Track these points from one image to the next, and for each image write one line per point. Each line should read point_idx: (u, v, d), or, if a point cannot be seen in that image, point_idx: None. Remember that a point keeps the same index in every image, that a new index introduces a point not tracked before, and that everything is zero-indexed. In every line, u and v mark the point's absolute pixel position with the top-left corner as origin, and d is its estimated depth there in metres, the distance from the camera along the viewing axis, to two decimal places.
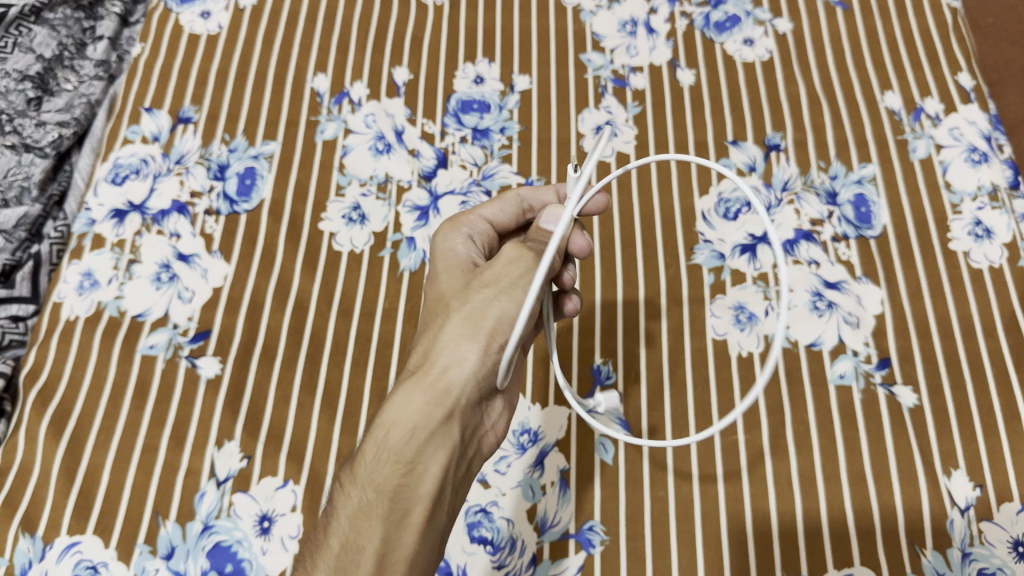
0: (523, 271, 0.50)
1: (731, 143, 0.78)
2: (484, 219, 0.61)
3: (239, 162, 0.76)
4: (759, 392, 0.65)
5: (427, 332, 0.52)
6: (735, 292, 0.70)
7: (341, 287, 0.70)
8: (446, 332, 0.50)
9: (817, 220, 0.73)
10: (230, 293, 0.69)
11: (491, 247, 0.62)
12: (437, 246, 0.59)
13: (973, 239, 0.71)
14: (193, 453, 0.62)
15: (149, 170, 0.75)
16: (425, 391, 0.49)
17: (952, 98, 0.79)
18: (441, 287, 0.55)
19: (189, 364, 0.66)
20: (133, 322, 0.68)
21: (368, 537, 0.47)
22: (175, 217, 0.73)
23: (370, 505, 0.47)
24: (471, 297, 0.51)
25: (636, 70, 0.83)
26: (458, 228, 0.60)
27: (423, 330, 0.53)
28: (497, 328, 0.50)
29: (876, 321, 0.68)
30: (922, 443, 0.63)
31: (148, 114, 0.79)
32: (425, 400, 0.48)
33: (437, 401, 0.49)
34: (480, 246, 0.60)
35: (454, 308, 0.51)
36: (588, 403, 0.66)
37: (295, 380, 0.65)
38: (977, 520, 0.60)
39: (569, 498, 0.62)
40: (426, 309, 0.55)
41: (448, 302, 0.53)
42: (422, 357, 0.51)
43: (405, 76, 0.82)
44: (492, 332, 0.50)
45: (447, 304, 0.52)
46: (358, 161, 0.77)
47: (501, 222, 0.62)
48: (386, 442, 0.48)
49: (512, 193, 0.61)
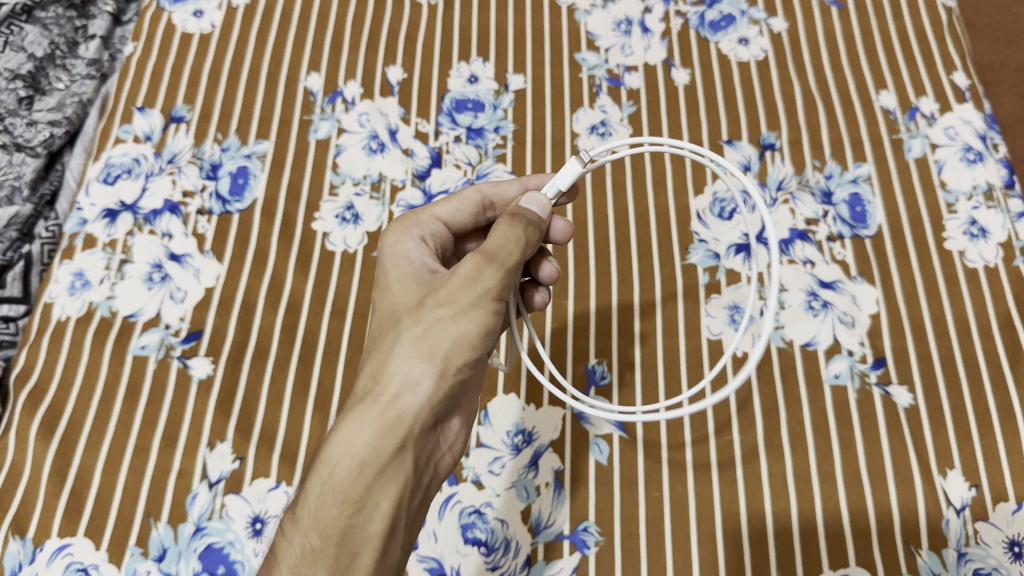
0: (482, 290, 0.46)
1: (726, 142, 0.77)
2: (439, 220, 0.58)
3: (232, 161, 0.75)
4: (754, 392, 0.65)
5: (374, 352, 0.48)
6: (730, 292, 0.70)
7: (334, 287, 0.70)
8: (397, 356, 0.46)
9: (812, 220, 0.73)
10: (222, 294, 0.69)
11: (443, 248, 0.59)
12: (385, 249, 0.56)
13: (968, 238, 0.71)
14: (185, 454, 0.62)
15: (140, 170, 0.75)
16: (373, 424, 0.45)
17: (947, 97, 0.79)
18: (394, 299, 0.51)
19: (181, 365, 0.65)
20: (125, 323, 0.67)
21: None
22: (166, 217, 0.72)
23: (315, 547, 0.44)
24: (425, 317, 0.47)
25: (630, 69, 0.82)
26: (409, 225, 0.57)
27: (370, 349, 0.49)
28: (453, 351, 0.46)
29: (871, 321, 0.68)
30: (918, 442, 0.62)
31: (140, 114, 0.78)
32: (374, 433, 0.45)
33: (388, 432, 0.45)
34: (432, 246, 0.57)
35: (406, 327, 0.47)
36: (583, 404, 0.65)
37: (288, 380, 0.65)
38: (973, 520, 0.60)
39: (563, 499, 0.61)
40: (375, 324, 0.50)
41: (399, 318, 0.49)
42: (370, 381, 0.47)
43: (399, 76, 0.82)
44: (448, 356, 0.46)
45: (398, 321, 0.48)
46: (352, 161, 0.76)
47: (456, 222, 0.59)
48: (332, 480, 0.44)
49: (470, 192, 0.59)
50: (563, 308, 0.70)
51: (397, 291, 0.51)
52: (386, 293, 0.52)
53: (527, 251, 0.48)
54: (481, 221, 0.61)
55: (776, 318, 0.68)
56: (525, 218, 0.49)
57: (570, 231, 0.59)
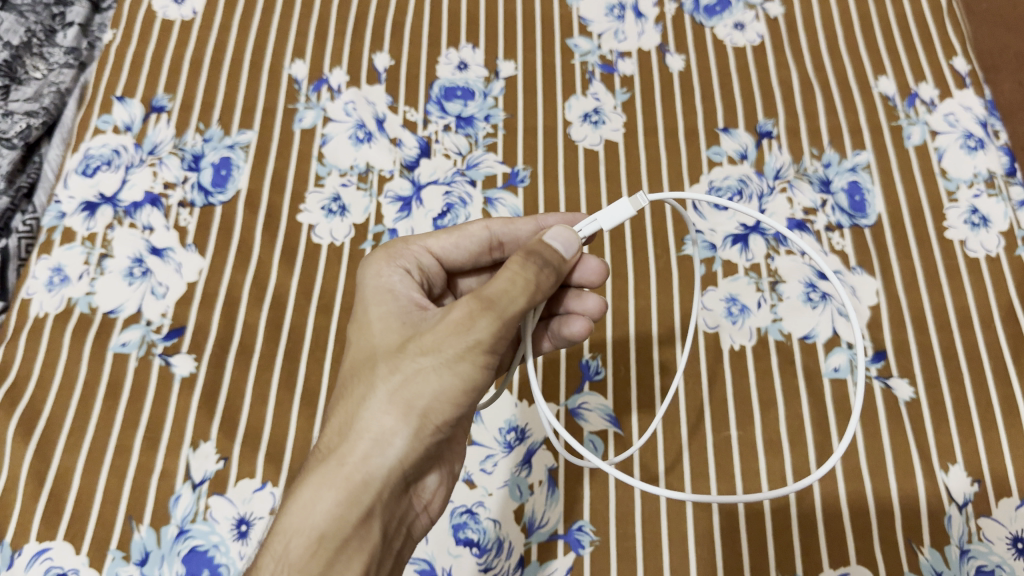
0: (472, 341, 0.43)
1: (722, 130, 0.76)
2: (432, 253, 0.55)
3: (214, 152, 0.73)
4: (751, 386, 0.64)
5: (345, 401, 0.46)
6: (727, 284, 0.68)
7: (320, 282, 0.68)
8: (366, 416, 0.45)
9: (811, 209, 0.71)
10: (205, 289, 0.67)
11: (430, 283, 0.55)
12: (365, 279, 0.52)
13: (970, 227, 0.70)
14: (168, 455, 0.60)
15: (120, 161, 0.73)
16: (337, 491, 0.44)
17: (947, 83, 0.77)
18: (373, 339, 0.48)
19: (163, 362, 0.63)
20: (105, 320, 0.65)
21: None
22: (147, 210, 0.70)
23: None
24: (403, 366, 0.45)
25: (624, 55, 0.81)
26: (396, 257, 0.53)
27: (339, 400, 0.47)
28: (430, 409, 0.44)
29: (871, 313, 0.66)
30: (919, 437, 0.61)
31: (119, 103, 0.76)
32: (338, 501, 0.44)
33: (352, 499, 0.44)
34: (417, 279, 0.53)
35: (381, 377, 0.45)
36: (577, 399, 0.64)
37: (273, 378, 0.63)
38: (975, 516, 0.58)
39: (558, 497, 0.60)
40: (349, 365, 0.48)
41: (376, 362, 0.46)
42: (336, 437, 0.46)
43: (386, 62, 0.80)
44: (424, 416, 0.44)
45: (374, 365, 0.46)
46: (338, 151, 0.74)
47: (450, 259, 0.56)
48: (288, 554, 0.43)
49: (477, 226, 0.55)
50: None
51: (376, 329, 0.48)
52: (364, 330, 0.49)
53: (536, 297, 0.44)
54: (484, 260, 0.57)
55: (774, 310, 0.67)
56: (540, 258, 0.45)
57: (600, 276, 0.55)
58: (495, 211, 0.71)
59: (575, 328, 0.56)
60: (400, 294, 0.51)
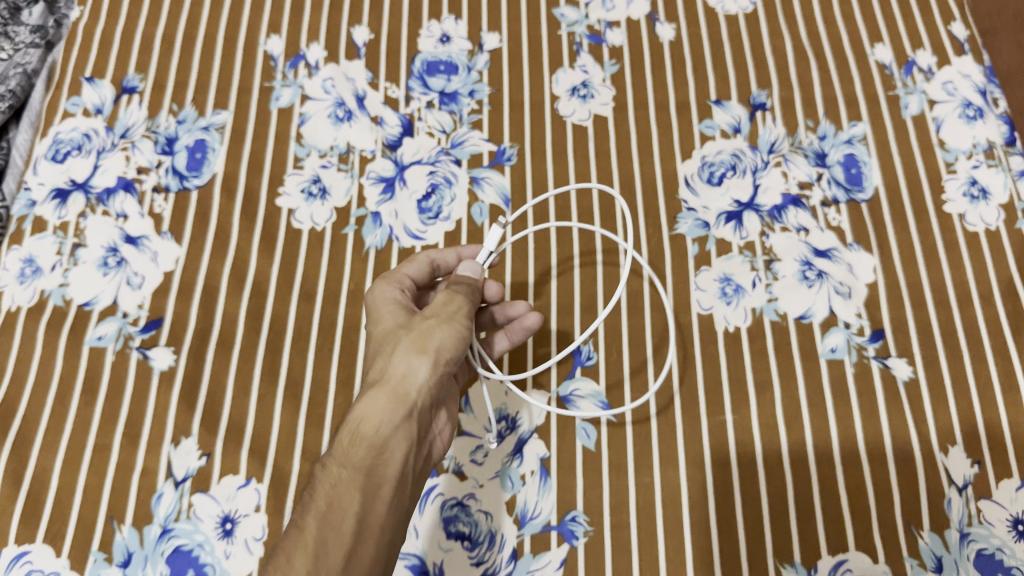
0: (458, 308, 0.54)
1: (714, 102, 0.73)
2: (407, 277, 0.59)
3: (189, 135, 0.71)
4: (747, 368, 0.62)
5: (378, 353, 0.53)
6: (721, 263, 0.66)
7: (301, 268, 0.65)
8: (399, 352, 0.52)
9: (806, 183, 0.69)
10: (182, 278, 0.64)
11: None
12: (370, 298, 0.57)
13: (969, 200, 0.68)
14: (149, 451, 0.59)
15: (91, 146, 0.70)
16: (387, 408, 0.49)
17: (945, 50, 0.75)
18: (380, 325, 0.55)
19: (141, 356, 0.61)
20: (79, 313, 0.63)
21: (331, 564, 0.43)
22: (121, 196, 0.68)
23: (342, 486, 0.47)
24: (418, 324, 0.53)
25: (612, 25, 0.78)
26: (384, 283, 0.58)
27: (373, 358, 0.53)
28: (444, 347, 0.52)
29: (869, 290, 0.65)
30: (917, 418, 0.60)
31: (89, 84, 0.73)
32: (388, 419, 0.49)
33: (399, 402, 0.50)
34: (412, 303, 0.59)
35: (404, 334, 0.53)
36: (569, 386, 0.62)
37: (254, 370, 0.61)
38: (975, 498, 0.58)
39: (550, 487, 0.58)
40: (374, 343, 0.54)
41: (395, 332, 0.53)
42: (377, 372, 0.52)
43: (365, 36, 0.77)
44: (439, 349, 0.52)
45: (396, 333, 0.53)
46: (317, 131, 0.71)
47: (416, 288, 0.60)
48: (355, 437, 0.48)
49: (421, 255, 0.60)
50: (546, 286, 0.66)
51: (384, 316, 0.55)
52: (377, 322, 0.55)
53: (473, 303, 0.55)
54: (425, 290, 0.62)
55: (769, 290, 0.65)
56: (467, 283, 0.55)
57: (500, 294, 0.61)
58: (482, 191, 0.69)
59: (532, 327, 0.62)
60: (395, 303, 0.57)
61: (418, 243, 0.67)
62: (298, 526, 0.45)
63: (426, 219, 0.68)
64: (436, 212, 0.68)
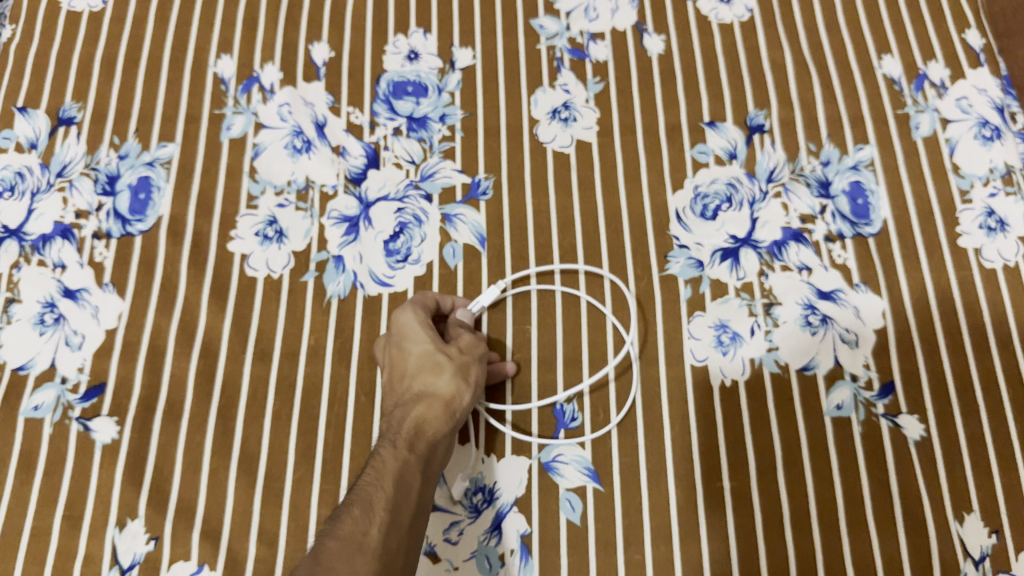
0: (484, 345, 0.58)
1: (708, 124, 0.67)
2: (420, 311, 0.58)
3: (132, 172, 0.64)
4: (744, 428, 0.57)
5: (417, 373, 0.55)
6: (716, 308, 0.61)
7: (257, 323, 0.60)
8: (449, 369, 0.55)
9: (808, 216, 0.63)
10: (125, 337, 0.59)
11: None
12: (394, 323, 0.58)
13: (986, 233, 0.62)
14: (91, 536, 0.53)
15: (25, 186, 0.64)
16: (441, 420, 0.53)
17: (959, 61, 0.69)
18: (412, 339, 0.56)
19: (81, 428, 0.56)
20: (14, 378, 0.58)
21: (400, 532, 0.46)
22: (58, 244, 0.62)
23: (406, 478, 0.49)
24: (453, 352, 0.56)
25: (596, 37, 0.71)
26: (408, 310, 0.57)
27: (410, 370, 0.56)
28: (481, 376, 0.56)
29: (877, 337, 0.59)
30: (930, 483, 0.55)
31: (22, 115, 0.66)
32: (444, 428, 0.53)
33: (448, 419, 0.53)
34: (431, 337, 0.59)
35: (443, 361, 0.56)
36: (551, 451, 0.57)
37: (206, 441, 0.56)
38: (993, 573, 0.53)
39: (532, 568, 0.54)
40: (409, 356, 0.56)
41: (435, 357, 0.56)
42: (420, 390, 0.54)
43: (326, 54, 0.70)
44: (476, 379, 0.55)
45: (436, 360, 0.55)
46: (273, 164, 0.65)
47: None
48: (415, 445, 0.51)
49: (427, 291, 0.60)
50: (525, 337, 0.60)
51: (417, 328, 0.57)
52: (411, 338, 0.56)
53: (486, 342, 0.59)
54: None
55: (768, 338, 0.60)
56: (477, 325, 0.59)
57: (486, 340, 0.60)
58: (455, 230, 0.63)
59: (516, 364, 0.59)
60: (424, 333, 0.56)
61: (386, 291, 0.61)
62: (369, 490, 0.47)
63: (394, 263, 0.62)
64: (405, 255, 0.62)
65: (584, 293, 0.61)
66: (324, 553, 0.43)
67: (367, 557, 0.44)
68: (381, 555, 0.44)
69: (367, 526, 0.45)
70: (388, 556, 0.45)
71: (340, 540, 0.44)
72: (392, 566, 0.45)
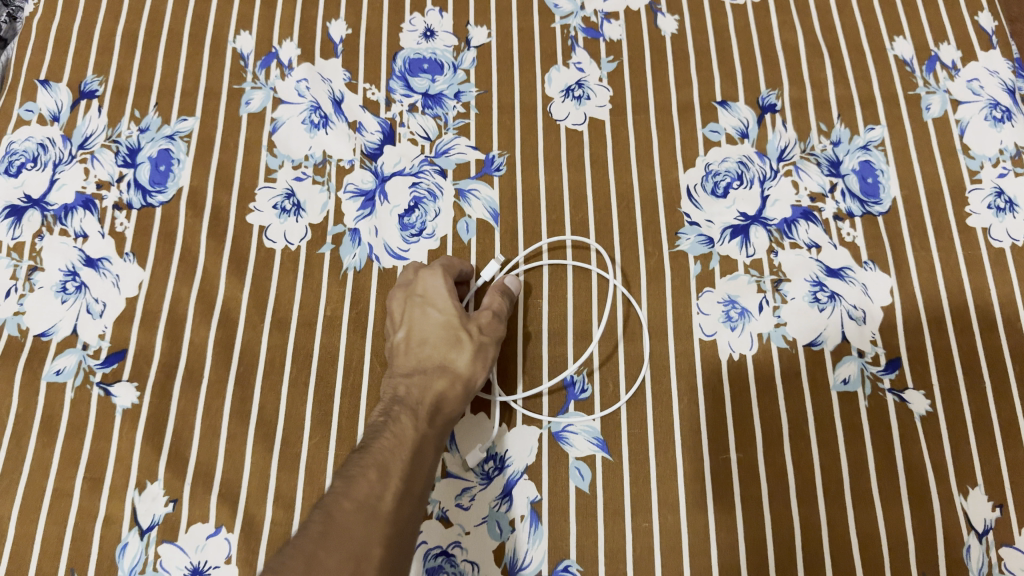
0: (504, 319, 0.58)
1: (720, 104, 0.68)
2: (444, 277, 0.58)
3: (152, 145, 0.65)
4: (752, 401, 0.58)
5: (439, 342, 0.56)
6: (726, 284, 0.62)
7: (275, 293, 0.61)
8: (471, 347, 0.56)
9: (818, 195, 0.64)
10: (146, 305, 0.60)
11: None
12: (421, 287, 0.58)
13: (994, 213, 0.63)
14: (111, 498, 0.55)
15: (47, 157, 0.65)
16: (457, 397, 0.54)
17: (971, 44, 0.69)
18: (439, 307, 0.57)
19: (102, 393, 0.57)
20: (37, 344, 0.59)
21: (411, 504, 0.47)
22: (80, 214, 0.63)
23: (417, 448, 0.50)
24: (475, 325, 0.57)
25: (610, 17, 0.72)
26: (435, 279, 0.58)
27: (431, 339, 0.56)
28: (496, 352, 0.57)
29: (884, 314, 0.60)
30: (935, 457, 0.56)
31: (44, 88, 0.68)
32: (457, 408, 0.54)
33: (462, 396, 0.55)
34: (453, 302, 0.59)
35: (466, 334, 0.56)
36: (562, 421, 0.58)
37: (224, 407, 0.57)
38: (996, 545, 0.54)
39: (541, 533, 0.55)
40: (431, 324, 0.57)
41: (457, 331, 0.56)
42: (439, 360, 0.55)
43: (343, 31, 0.71)
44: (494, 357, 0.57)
45: (458, 333, 0.56)
46: (290, 139, 0.66)
47: None
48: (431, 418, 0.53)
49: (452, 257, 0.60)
50: (537, 310, 0.61)
51: (446, 299, 0.57)
52: (436, 305, 0.57)
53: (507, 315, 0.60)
54: None
55: (776, 314, 0.60)
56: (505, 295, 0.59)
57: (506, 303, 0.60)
58: (469, 205, 0.64)
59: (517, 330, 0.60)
60: (447, 305, 0.57)
61: (400, 263, 0.62)
62: (386, 455, 0.48)
63: (409, 236, 0.63)
64: (420, 229, 0.63)
65: (596, 266, 0.62)
66: (338, 511, 0.44)
67: (380, 522, 0.44)
68: (392, 521, 0.45)
69: (381, 492, 0.46)
70: (400, 524, 0.46)
71: (355, 502, 0.44)
72: (402, 534, 0.46)
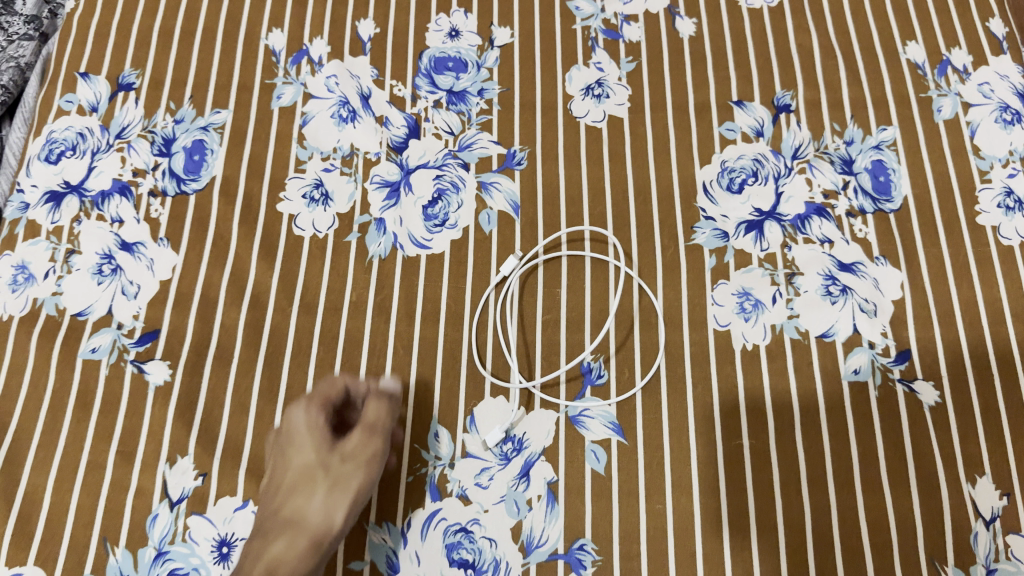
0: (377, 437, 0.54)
1: (736, 103, 0.70)
2: (308, 411, 0.56)
3: (186, 135, 0.68)
4: (765, 390, 0.60)
5: (292, 501, 0.53)
6: (740, 277, 0.63)
7: (303, 279, 0.63)
8: (324, 487, 0.53)
9: (831, 192, 0.66)
10: (179, 288, 0.62)
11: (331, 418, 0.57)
12: (289, 428, 0.55)
13: (1004, 211, 0.64)
14: (143, 471, 0.57)
15: (86, 146, 0.67)
16: (302, 557, 0.51)
17: (982, 49, 0.71)
18: (297, 448, 0.54)
19: (136, 370, 0.59)
20: (73, 323, 0.61)
21: None
22: (116, 200, 0.65)
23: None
24: (335, 467, 0.54)
25: (630, 19, 0.74)
26: (292, 429, 0.55)
27: (288, 481, 0.54)
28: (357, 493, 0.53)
29: (895, 308, 0.62)
30: (944, 446, 0.57)
31: (83, 80, 0.70)
32: (300, 567, 0.50)
33: (309, 555, 0.51)
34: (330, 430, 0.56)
35: (319, 484, 0.54)
36: (579, 405, 0.59)
37: (253, 386, 0.59)
38: (1003, 533, 0.55)
39: (557, 513, 0.56)
40: (292, 465, 0.54)
41: (311, 483, 0.54)
42: (284, 522, 0.53)
43: (371, 30, 0.74)
44: (355, 499, 0.53)
45: (312, 479, 0.54)
46: (319, 132, 0.69)
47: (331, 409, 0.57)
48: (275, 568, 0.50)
49: (333, 380, 0.57)
50: (556, 299, 0.63)
51: (303, 437, 0.55)
52: (294, 446, 0.54)
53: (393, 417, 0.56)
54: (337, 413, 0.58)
55: (790, 306, 0.62)
56: (386, 402, 0.56)
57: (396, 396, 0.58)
58: (491, 197, 0.66)
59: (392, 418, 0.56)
60: (301, 441, 0.54)
61: (423, 252, 0.64)
62: None
63: (432, 227, 0.65)
64: (443, 219, 0.65)
65: (614, 258, 0.64)
66: None
67: None
68: None
69: None
70: None
71: None
72: None
